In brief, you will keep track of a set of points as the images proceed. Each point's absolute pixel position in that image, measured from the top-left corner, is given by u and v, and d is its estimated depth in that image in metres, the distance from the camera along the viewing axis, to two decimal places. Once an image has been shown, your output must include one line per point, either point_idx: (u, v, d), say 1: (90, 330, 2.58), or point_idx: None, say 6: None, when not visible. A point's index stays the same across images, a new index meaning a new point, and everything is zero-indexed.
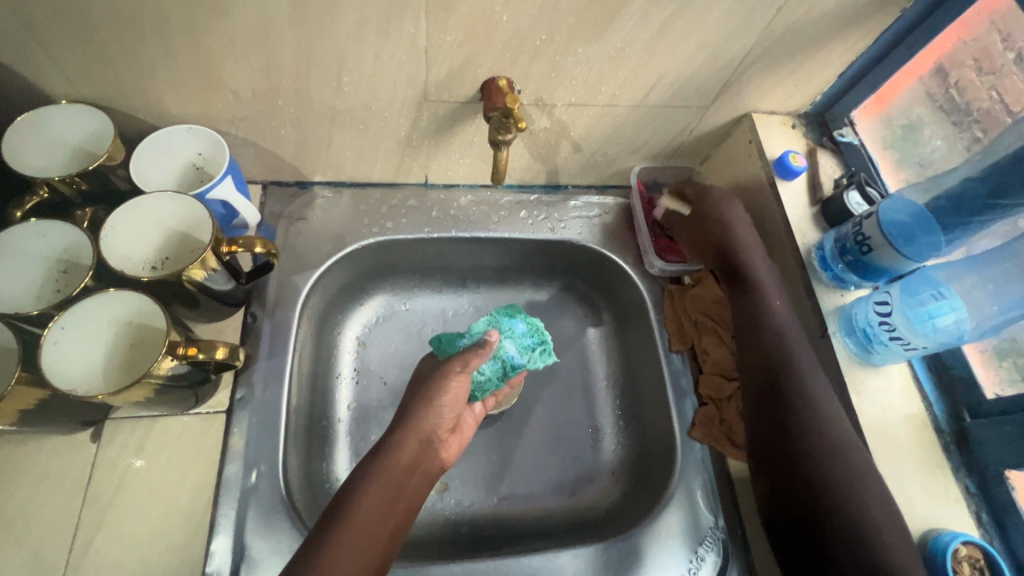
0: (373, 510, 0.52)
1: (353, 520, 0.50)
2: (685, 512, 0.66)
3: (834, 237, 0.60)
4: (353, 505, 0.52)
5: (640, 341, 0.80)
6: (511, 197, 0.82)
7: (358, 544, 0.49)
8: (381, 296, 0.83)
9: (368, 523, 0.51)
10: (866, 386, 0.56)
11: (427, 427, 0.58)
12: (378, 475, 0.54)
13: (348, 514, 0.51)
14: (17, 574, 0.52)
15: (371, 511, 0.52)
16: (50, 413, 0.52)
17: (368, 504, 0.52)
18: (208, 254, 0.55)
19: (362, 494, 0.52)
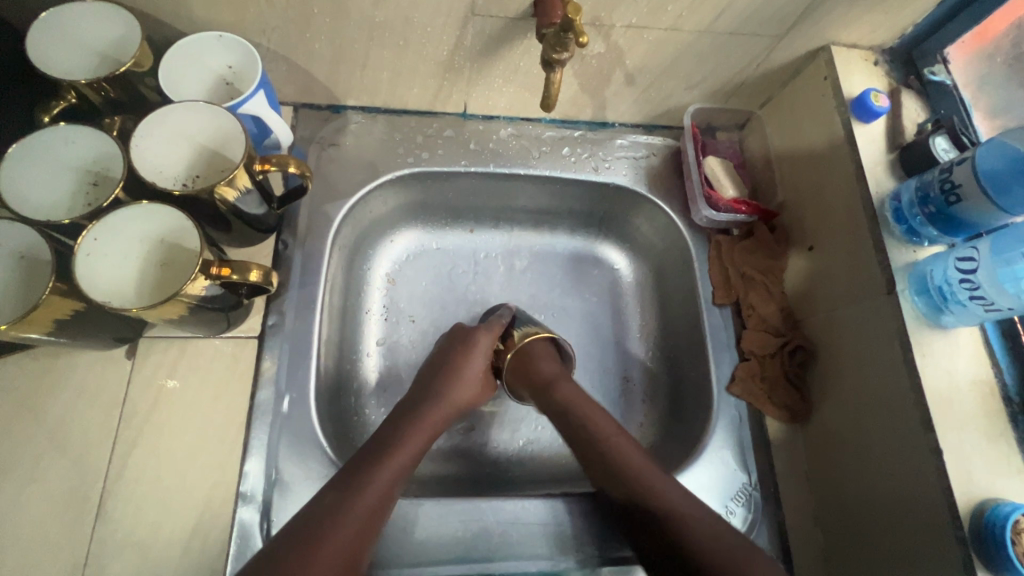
0: (382, 488, 0.52)
1: (362, 495, 0.51)
2: (720, 467, 0.63)
3: (913, 187, 0.55)
4: (366, 480, 0.52)
5: (679, 292, 0.76)
6: (553, 132, 0.77)
7: (363, 516, 0.50)
8: (412, 233, 0.81)
9: (376, 498, 0.51)
10: (932, 349, 0.52)
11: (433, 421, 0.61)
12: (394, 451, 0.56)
13: (362, 485, 0.52)
14: (59, 479, 0.53)
15: (382, 486, 0.53)
16: (85, 325, 0.51)
17: (382, 481, 0.53)
18: (241, 172, 0.52)
19: (375, 469, 0.53)
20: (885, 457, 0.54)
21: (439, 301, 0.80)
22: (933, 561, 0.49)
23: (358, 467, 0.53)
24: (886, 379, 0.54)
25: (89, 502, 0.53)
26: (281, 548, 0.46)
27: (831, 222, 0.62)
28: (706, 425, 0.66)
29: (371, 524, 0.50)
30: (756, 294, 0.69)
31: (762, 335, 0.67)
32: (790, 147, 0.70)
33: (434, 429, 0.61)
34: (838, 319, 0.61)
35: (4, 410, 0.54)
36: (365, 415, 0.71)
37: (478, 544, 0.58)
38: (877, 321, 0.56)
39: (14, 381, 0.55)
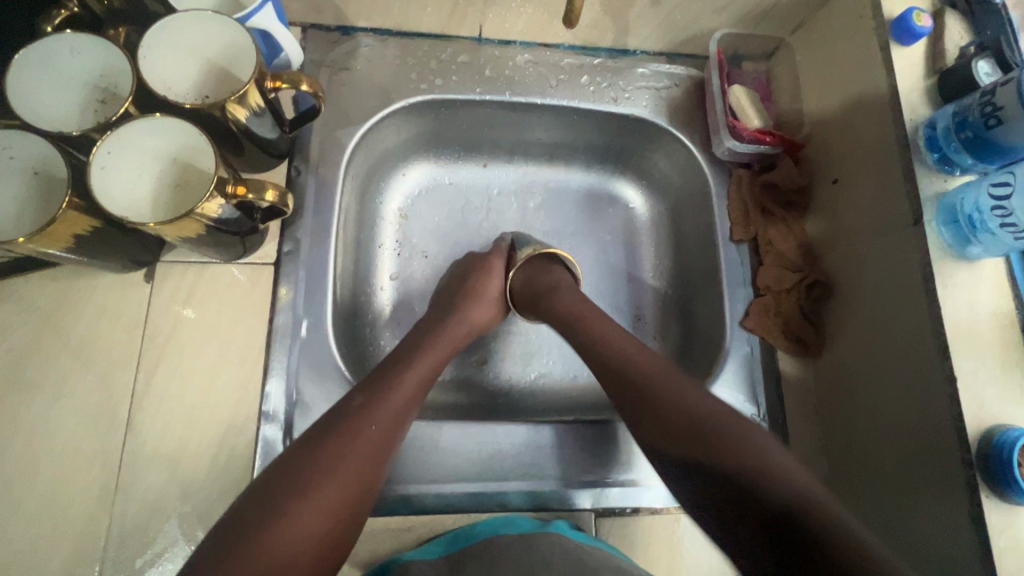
0: (409, 394, 0.54)
1: (388, 398, 0.52)
2: (729, 398, 0.65)
3: (950, 113, 0.53)
4: (395, 385, 0.54)
5: (696, 229, 0.75)
6: (572, 59, 0.73)
7: (391, 414, 0.52)
8: (424, 166, 0.79)
9: (402, 403, 0.53)
10: (954, 279, 0.52)
11: (452, 337, 0.62)
12: (420, 360, 0.58)
13: (389, 390, 0.53)
14: (89, 395, 0.55)
15: (408, 393, 0.54)
16: (103, 243, 0.51)
17: (409, 386, 0.55)
18: (252, 88, 0.51)
19: (401, 378, 0.55)
20: (895, 386, 0.55)
21: (452, 236, 0.79)
22: (935, 481, 0.50)
23: (385, 373, 0.55)
24: (904, 311, 0.54)
25: (118, 416, 0.55)
26: (315, 440, 0.48)
27: (859, 153, 0.61)
28: (718, 358, 0.67)
29: (398, 426, 0.52)
30: (775, 229, 0.68)
31: (779, 270, 0.67)
32: (821, 76, 0.67)
33: (452, 345, 0.62)
34: (860, 252, 0.60)
35: (29, 329, 0.55)
36: (380, 344, 0.72)
37: (490, 464, 0.60)
38: (900, 253, 0.55)
39: (37, 301, 0.56)
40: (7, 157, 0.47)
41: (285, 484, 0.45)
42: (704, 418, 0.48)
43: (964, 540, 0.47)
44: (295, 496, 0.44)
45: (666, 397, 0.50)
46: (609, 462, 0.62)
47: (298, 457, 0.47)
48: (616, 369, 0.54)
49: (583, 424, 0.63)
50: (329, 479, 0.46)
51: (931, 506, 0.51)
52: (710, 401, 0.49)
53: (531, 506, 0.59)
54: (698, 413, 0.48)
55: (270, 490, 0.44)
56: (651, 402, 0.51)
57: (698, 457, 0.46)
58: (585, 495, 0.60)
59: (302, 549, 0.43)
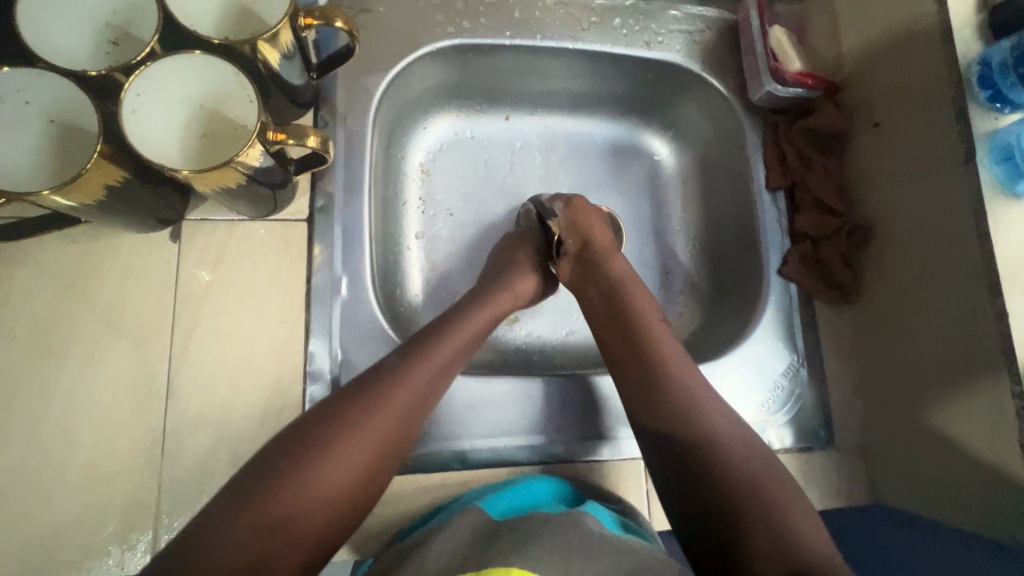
0: (447, 356, 0.52)
1: (424, 360, 0.50)
2: (769, 345, 0.65)
3: (1006, 48, 0.52)
4: (430, 346, 0.52)
5: (728, 179, 0.74)
6: (602, 0, 0.70)
7: (427, 376, 0.50)
8: (447, 119, 0.76)
9: (439, 364, 0.51)
10: (1007, 217, 0.52)
11: (502, 304, 0.60)
12: (451, 322, 0.55)
13: (427, 352, 0.51)
14: (123, 361, 0.52)
15: (445, 356, 0.52)
16: (129, 199, 0.48)
17: (448, 349, 0.52)
18: (285, 26, 0.46)
19: (438, 340, 0.52)
20: (940, 324, 0.56)
21: (477, 192, 0.76)
22: (981, 415, 0.52)
23: (423, 336, 0.53)
24: (952, 251, 0.55)
25: (156, 382, 0.52)
26: (346, 398, 0.46)
27: (904, 93, 0.60)
28: (756, 306, 0.67)
29: (429, 390, 0.50)
30: (814, 176, 0.67)
31: (817, 217, 0.66)
32: (863, 14, 0.65)
33: (496, 311, 0.60)
34: (902, 195, 0.60)
35: (53, 293, 0.52)
36: (412, 304, 0.70)
37: (541, 419, 0.60)
38: (948, 193, 0.55)
39: (58, 264, 0.53)
40: (21, 100, 0.43)
41: (309, 435, 0.44)
42: (747, 498, 0.45)
43: (1011, 468, 0.49)
44: (314, 452, 0.43)
45: (714, 460, 0.48)
46: (602, 416, 0.61)
47: (323, 415, 0.45)
48: (678, 410, 0.51)
49: (569, 378, 0.62)
50: (353, 437, 0.44)
51: (977, 438, 0.52)
52: (761, 470, 0.47)
53: (582, 457, 0.60)
54: (738, 476, 0.46)
55: (292, 447, 0.43)
56: (698, 449, 0.48)
57: (718, 497, 0.46)
58: (570, 446, 0.60)
59: (319, 500, 0.42)
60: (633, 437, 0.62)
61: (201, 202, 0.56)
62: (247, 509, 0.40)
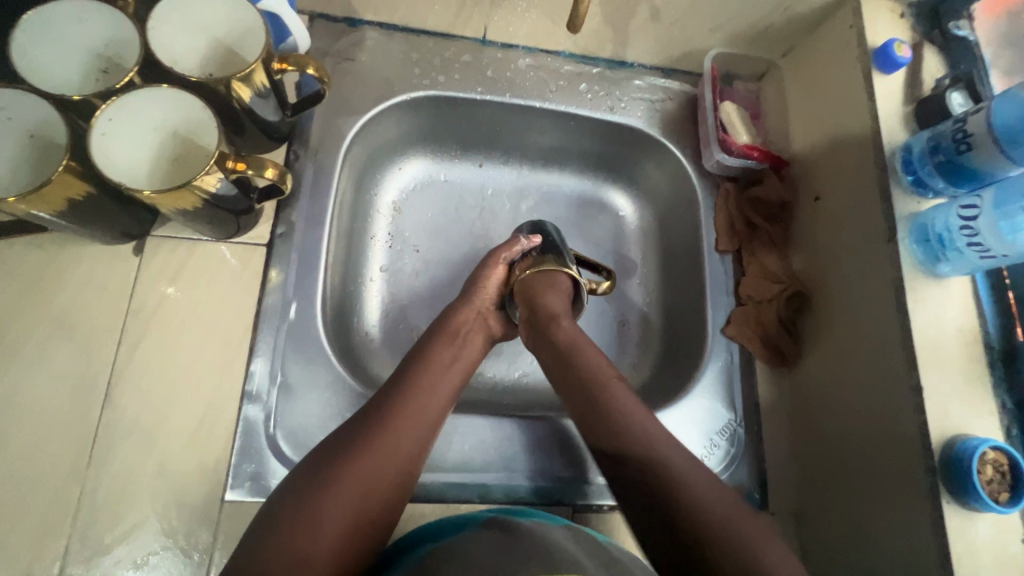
0: (452, 384, 0.57)
1: (426, 386, 0.55)
2: (709, 401, 0.66)
3: (925, 139, 0.56)
4: (433, 375, 0.56)
5: (682, 238, 0.77)
6: (571, 66, 0.76)
7: (434, 402, 0.54)
8: (421, 162, 0.79)
9: (444, 392, 0.55)
10: (926, 295, 0.54)
11: (486, 331, 0.64)
12: (460, 358, 0.59)
13: (428, 382, 0.55)
14: (67, 365, 0.54)
15: (450, 385, 0.56)
16: (94, 211, 0.51)
17: (449, 379, 0.57)
18: (257, 68, 0.51)
19: (440, 369, 0.57)
20: (867, 394, 0.57)
21: (445, 231, 0.79)
22: (898, 487, 0.52)
23: (420, 364, 0.57)
24: (876, 324, 0.57)
25: (96, 389, 0.54)
26: (346, 439, 0.49)
27: (839, 171, 0.64)
28: (699, 362, 0.68)
29: (431, 430, 0.53)
30: (759, 243, 0.71)
31: (760, 281, 0.69)
32: (809, 98, 0.70)
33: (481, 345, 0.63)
34: (837, 266, 0.63)
35: (10, 295, 0.54)
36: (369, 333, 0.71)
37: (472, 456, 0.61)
38: (875, 267, 0.58)
39: (21, 267, 0.55)
40: (5, 117, 0.47)
41: (313, 475, 0.46)
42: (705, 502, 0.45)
43: (924, 543, 0.50)
44: (326, 490, 0.45)
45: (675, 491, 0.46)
46: (590, 459, 0.63)
47: (332, 457, 0.47)
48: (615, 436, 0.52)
49: (550, 422, 0.64)
50: (361, 468, 0.47)
51: (894, 510, 0.53)
52: (715, 487, 0.46)
53: (510, 499, 0.60)
54: (673, 479, 0.47)
55: (299, 492, 0.45)
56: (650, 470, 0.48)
57: (680, 521, 0.45)
58: (502, 487, 0.60)
59: (328, 543, 0.43)
60: (562, 486, 0.61)
61: (168, 221, 0.59)
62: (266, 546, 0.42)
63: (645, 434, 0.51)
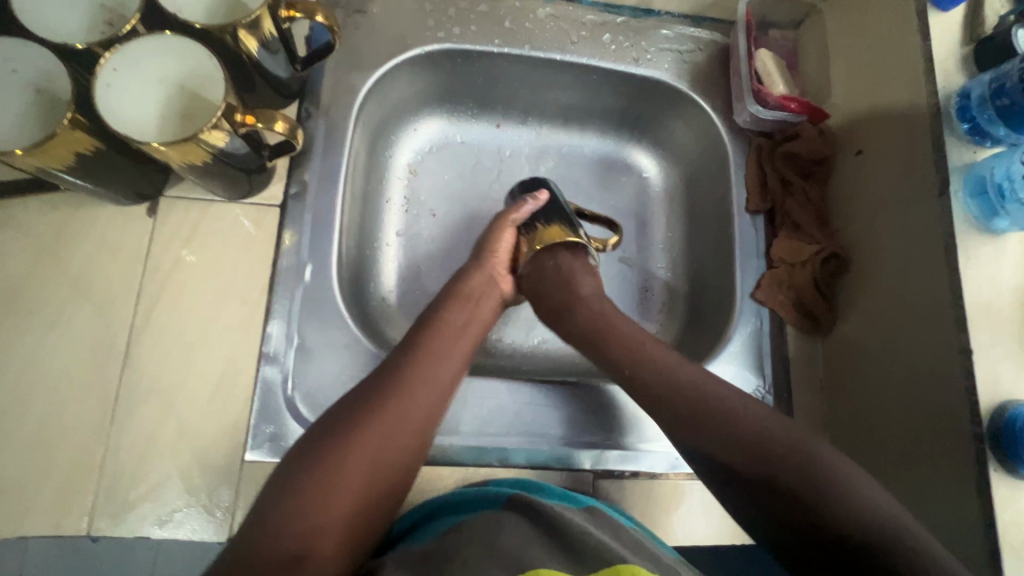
0: (456, 362, 0.53)
1: (426, 364, 0.52)
2: (737, 367, 0.63)
3: (985, 81, 0.51)
4: (432, 351, 0.53)
5: (710, 199, 0.73)
6: (594, 16, 0.71)
7: (435, 380, 0.51)
8: (436, 122, 0.76)
9: (446, 372, 0.52)
10: (978, 252, 0.50)
11: (494, 302, 0.61)
12: (463, 334, 0.56)
13: (430, 360, 0.52)
14: (86, 325, 0.54)
15: (454, 363, 0.53)
16: (104, 167, 0.50)
17: (453, 355, 0.54)
18: (264, 15, 0.49)
19: (440, 345, 0.54)
20: (909, 359, 0.54)
21: (461, 194, 0.76)
22: (941, 455, 0.50)
23: (421, 339, 0.54)
24: (921, 285, 0.53)
25: (115, 350, 0.54)
26: (357, 401, 0.48)
27: (885, 122, 0.59)
28: (728, 326, 0.66)
29: (432, 410, 0.50)
30: (794, 202, 0.67)
31: (795, 242, 0.65)
32: (852, 43, 0.65)
33: (487, 321, 0.59)
34: (881, 226, 0.59)
35: (27, 255, 0.54)
36: (385, 299, 0.70)
37: (489, 423, 0.59)
38: (922, 224, 0.54)
39: (37, 228, 0.55)
40: (8, 70, 0.46)
41: (315, 453, 0.44)
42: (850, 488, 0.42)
43: (968, 512, 0.47)
44: (325, 472, 0.43)
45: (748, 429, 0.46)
46: (611, 426, 0.61)
47: (331, 433, 0.45)
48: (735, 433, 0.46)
49: (569, 387, 0.62)
50: (358, 448, 0.45)
51: (935, 478, 0.50)
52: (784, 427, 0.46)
53: (530, 464, 0.59)
54: (798, 445, 0.45)
55: (299, 472, 0.43)
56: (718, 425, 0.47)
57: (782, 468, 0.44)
58: (519, 453, 0.59)
59: (341, 506, 0.43)
60: (579, 452, 0.60)
61: (180, 181, 0.58)
62: (273, 524, 0.41)
63: (748, 410, 0.47)
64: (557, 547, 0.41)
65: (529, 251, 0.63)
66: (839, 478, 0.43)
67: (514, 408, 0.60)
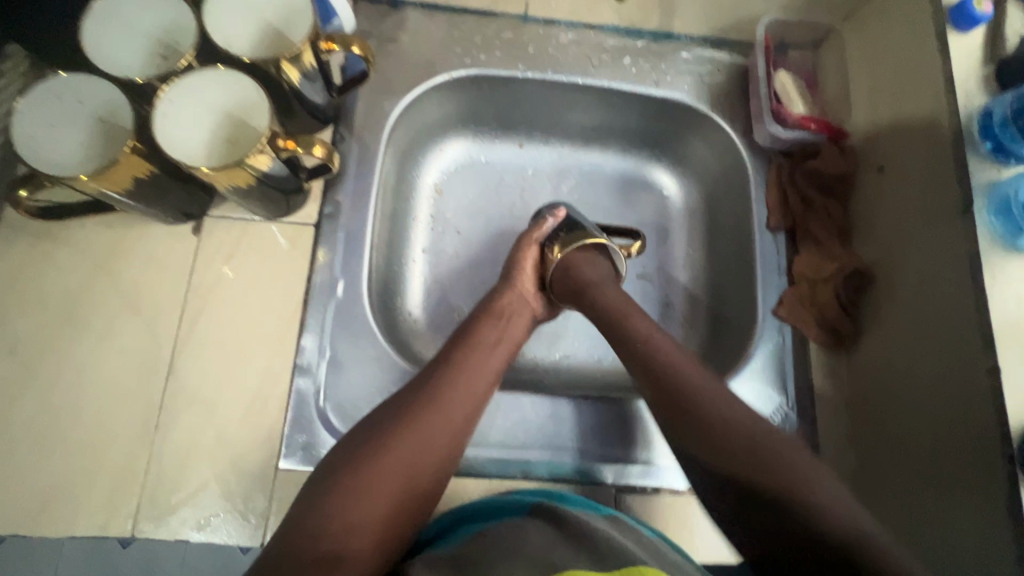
0: (489, 377, 0.55)
1: (462, 377, 0.53)
2: (759, 384, 0.64)
3: (1008, 100, 0.51)
4: (467, 365, 0.55)
5: (731, 216, 0.74)
6: (615, 41, 0.74)
7: (470, 394, 0.53)
8: (462, 143, 0.79)
9: (481, 386, 0.54)
10: (1006, 270, 0.50)
11: (524, 319, 0.63)
12: (496, 349, 0.58)
13: (465, 373, 0.54)
14: (134, 337, 0.57)
15: (487, 377, 0.55)
16: (157, 189, 0.53)
17: (486, 370, 0.56)
18: (306, 48, 0.52)
19: (475, 360, 0.56)
20: (936, 378, 0.54)
21: (485, 212, 0.79)
22: (971, 476, 0.49)
23: (456, 353, 0.56)
24: (947, 303, 0.53)
25: (160, 360, 0.57)
26: (396, 409, 0.50)
27: (906, 140, 0.60)
28: (750, 342, 0.66)
29: (467, 422, 0.52)
30: (815, 220, 0.67)
31: (816, 259, 0.66)
32: (872, 64, 0.66)
33: (518, 339, 0.61)
34: (904, 244, 0.59)
35: (84, 271, 0.58)
36: (411, 313, 0.72)
37: (512, 436, 0.61)
38: (947, 242, 0.54)
39: (92, 246, 0.59)
40: (77, 104, 0.50)
41: (353, 457, 0.46)
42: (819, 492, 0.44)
43: (999, 535, 0.46)
44: (363, 475, 0.45)
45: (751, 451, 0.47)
46: (633, 440, 0.62)
47: (368, 439, 0.47)
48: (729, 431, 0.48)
49: (591, 401, 0.63)
50: (395, 454, 0.47)
51: (965, 499, 0.49)
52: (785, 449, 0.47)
53: (553, 476, 0.60)
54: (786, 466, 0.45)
55: (337, 476, 0.45)
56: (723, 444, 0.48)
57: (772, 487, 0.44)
58: (542, 465, 0.60)
59: (377, 507, 0.44)
60: (601, 466, 0.60)
61: (223, 202, 0.62)
62: (312, 522, 0.42)
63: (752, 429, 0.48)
64: (582, 551, 0.42)
65: (555, 261, 0.64)
66: (833, 497, 0.43)
67: (536, 421, 0.61)
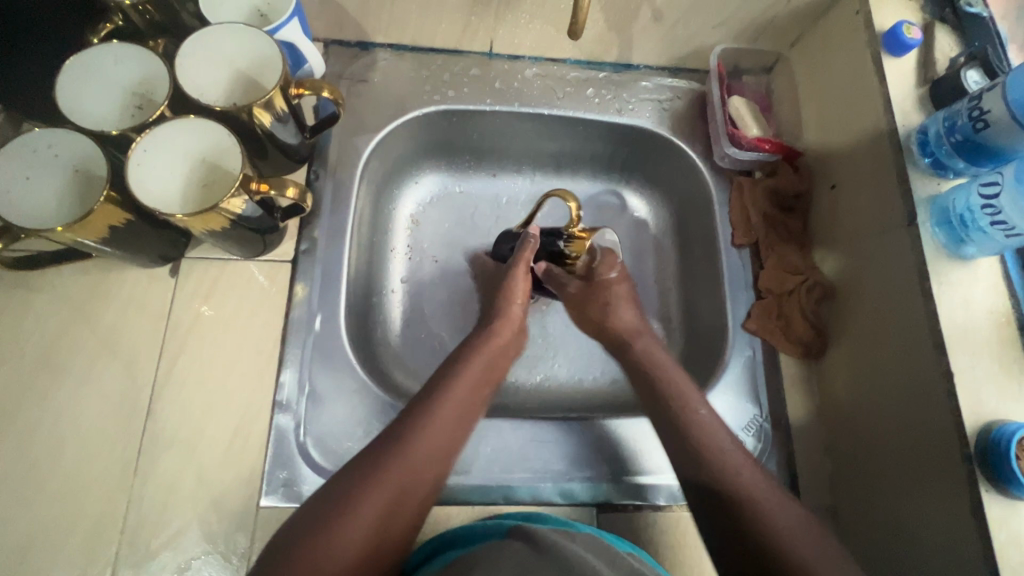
0: (471, 407, 0.55)
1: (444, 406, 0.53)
2: (732, 397, 0.65)
3: (940, 119, 0.55)
4: (450, 393, 0.55)
5: (698, 235, 0.77)
6: (578, 73, 0.77)
7: (451, 425, 0.53)
8: (435, 176, 0.82)
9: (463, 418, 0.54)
10: (951, 278, 0.53)
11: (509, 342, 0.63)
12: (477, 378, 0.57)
13: (446, 402, 0.54)
14: (111, 380, 0.57)
15: (467, 407, 0.55)
16: (132, 236, 0.54)
17: (467, 400, 0.55)
18: (276, 95, 0.54)
19: (457, 386, 0.56)
20: (897, 386, 0.56)
21: (461, 240, 0.80)
22: (934, 480, 0.51)
23: (438, 381, 0.56)
24: (901, 310, 0.56)
25: (139, 402, 0.57)
26: (380, 441, 0.50)
27: (853, 160, 0.63)
28: (722, 355, 0.68)
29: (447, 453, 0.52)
30: (776, 235, 0.71)
31: (781, 273, 0.68)
32: (819, 88, 0.70)
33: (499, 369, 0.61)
34: (860, 255, 0.62)
35: (60, 318, 0.59)
36: (391, 343, 0.73)
37: (493, 461, 0.61)
38: (897, 253, 0.57)
39: (69, 292, 0.60)
40: (50, 153, 0.51)
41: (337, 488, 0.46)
42: (785, 528, 0.44)
43: (966, 534, 0.48)
44: (345, 509, 0.45)
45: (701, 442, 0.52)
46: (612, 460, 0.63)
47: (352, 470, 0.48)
48: (735, 460, 0.49)
49: (567, 423, 0.64)
50: (374, 487, 0.46)
51: (931, 501, 0.51)
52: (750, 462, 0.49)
53: (534, 500, 0.60)
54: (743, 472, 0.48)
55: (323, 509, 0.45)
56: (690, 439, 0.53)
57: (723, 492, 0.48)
58: (523, 487, 0.61)
59: (360, 538, 0.44)
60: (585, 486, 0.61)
61: (200, 243, 0.63)
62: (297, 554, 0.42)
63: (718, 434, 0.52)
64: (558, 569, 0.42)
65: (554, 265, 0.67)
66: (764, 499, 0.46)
67: (513, 446, 0.62)
